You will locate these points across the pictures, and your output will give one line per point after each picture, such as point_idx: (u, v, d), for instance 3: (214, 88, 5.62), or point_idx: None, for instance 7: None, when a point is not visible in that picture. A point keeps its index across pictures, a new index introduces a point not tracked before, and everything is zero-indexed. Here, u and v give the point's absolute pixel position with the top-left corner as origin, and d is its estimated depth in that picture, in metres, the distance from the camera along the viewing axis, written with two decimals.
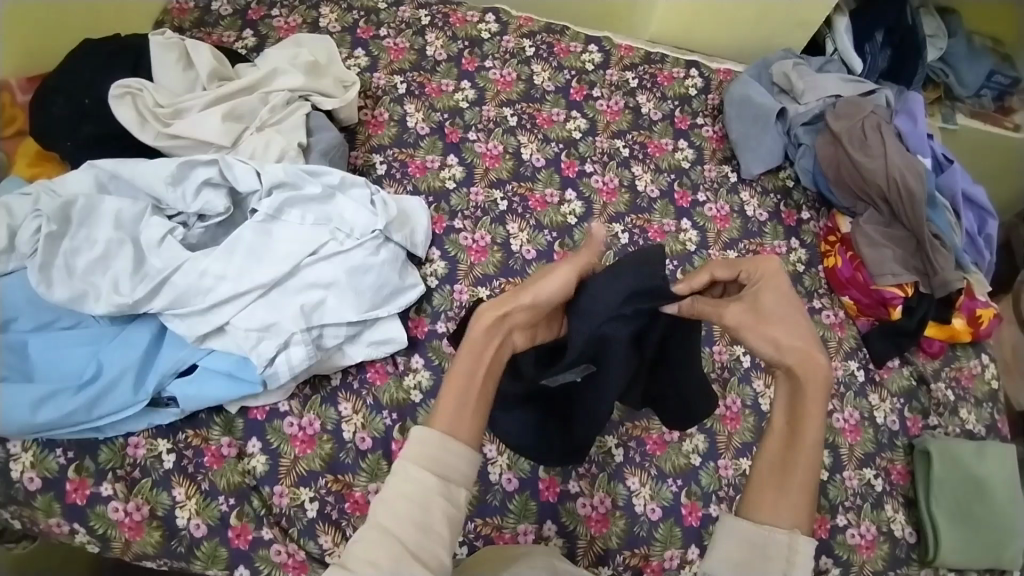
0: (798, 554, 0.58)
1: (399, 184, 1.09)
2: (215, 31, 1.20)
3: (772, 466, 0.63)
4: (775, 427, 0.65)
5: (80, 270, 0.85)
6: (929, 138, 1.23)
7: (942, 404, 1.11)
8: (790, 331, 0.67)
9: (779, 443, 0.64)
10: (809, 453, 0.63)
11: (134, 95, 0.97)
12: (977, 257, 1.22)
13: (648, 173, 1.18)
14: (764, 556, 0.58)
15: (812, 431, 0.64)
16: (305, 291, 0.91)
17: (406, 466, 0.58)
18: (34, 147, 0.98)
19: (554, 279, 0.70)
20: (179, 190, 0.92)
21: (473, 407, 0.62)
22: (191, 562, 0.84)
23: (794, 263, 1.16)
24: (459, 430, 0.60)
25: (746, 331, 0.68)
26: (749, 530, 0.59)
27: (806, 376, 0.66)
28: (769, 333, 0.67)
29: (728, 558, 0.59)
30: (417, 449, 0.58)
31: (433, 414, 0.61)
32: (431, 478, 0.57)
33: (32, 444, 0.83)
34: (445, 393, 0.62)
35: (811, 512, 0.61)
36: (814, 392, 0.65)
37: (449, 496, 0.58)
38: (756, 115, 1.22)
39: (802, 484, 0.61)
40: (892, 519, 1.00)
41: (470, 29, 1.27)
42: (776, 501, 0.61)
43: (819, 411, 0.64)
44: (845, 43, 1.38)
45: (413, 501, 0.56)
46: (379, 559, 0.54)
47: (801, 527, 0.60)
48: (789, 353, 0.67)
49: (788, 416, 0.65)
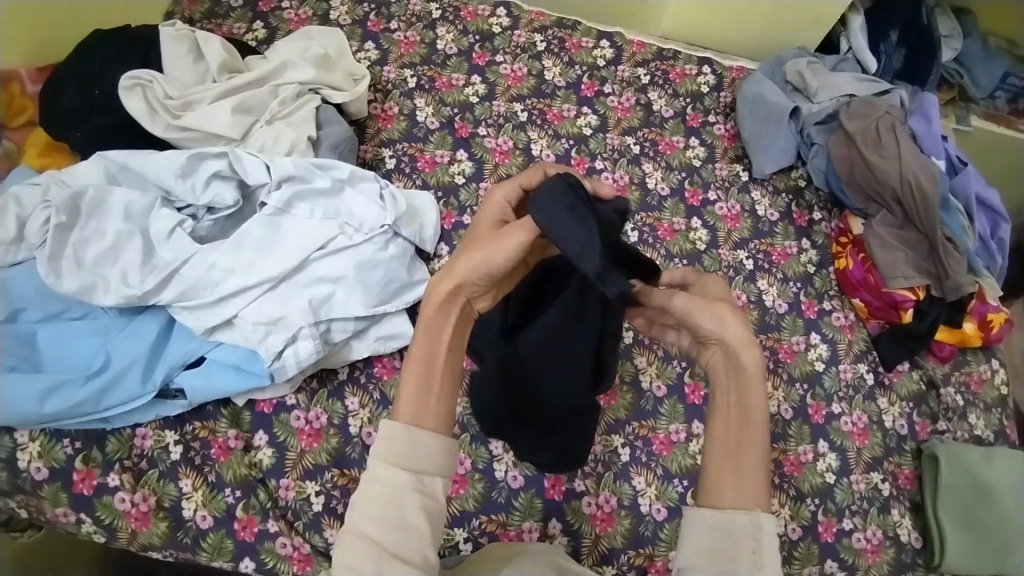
0: (762, 533, 0.58)
1: (409, 178, 1.09)
2: (226, 23, 1.20)
3: (725, 452, 0.62)
4: (727, 411, 0.64)
5: (89, 262, 0.85)
6: (943, 140, 1.21)
7: (952, 408, 1.10)
8: (735, 315, 0.66)
9: (732, 425, 0.63)
10: (761, 434, 0.62)
11: (144, 86, 0.96)
12: (989, 261, 1.20)
13: (659, 170, 1.18)
14: (729, 542, 0.57)
15: (759, 410, 0.63)
16: (314, 286, 0.91)
17: (375, 468, 0.57)
18: (43, 138, 0.98)
19: (500, 244, 0.64)
20: (189, 182, 0.92)
21: (435, 393, 0.61)
22: (197, 553, 0.84)
23: (805, 264, 1.15)
24: (424, 417, 0.59)
25: (693, 310, 0.68)
26: (711, 517, 0.58)
27: (749, 357, 0.64)
28: (715, 310, 0.67)
29: (697, 548, 0.58)
30: (382, 444, 0.57)
31: (394, 404, 0.60)
32: (402, 475, 0.56)
33: (39, 434, 0.83)
34: (406, 376, 0.61)
35: (768, 490, 0.61)
36: (756, 376, 0.64)
37: (423, 488, 0.57)
38: (769, 113, 1.21)
39: (755, 466, 0.61)
40: (898, 524, 1.00)
41: (481, 24, 1.26)
42: (734, 483, 0.60)
43: (763, 395, 0.63)
44: (859, 42, 1.36)
45: (389, 501, 0.55)
46: (357, 562, 0.53)
47: (761, 508, 0.59)
48: (728, 330, 0.65)
49: (738, 399, 0.64)
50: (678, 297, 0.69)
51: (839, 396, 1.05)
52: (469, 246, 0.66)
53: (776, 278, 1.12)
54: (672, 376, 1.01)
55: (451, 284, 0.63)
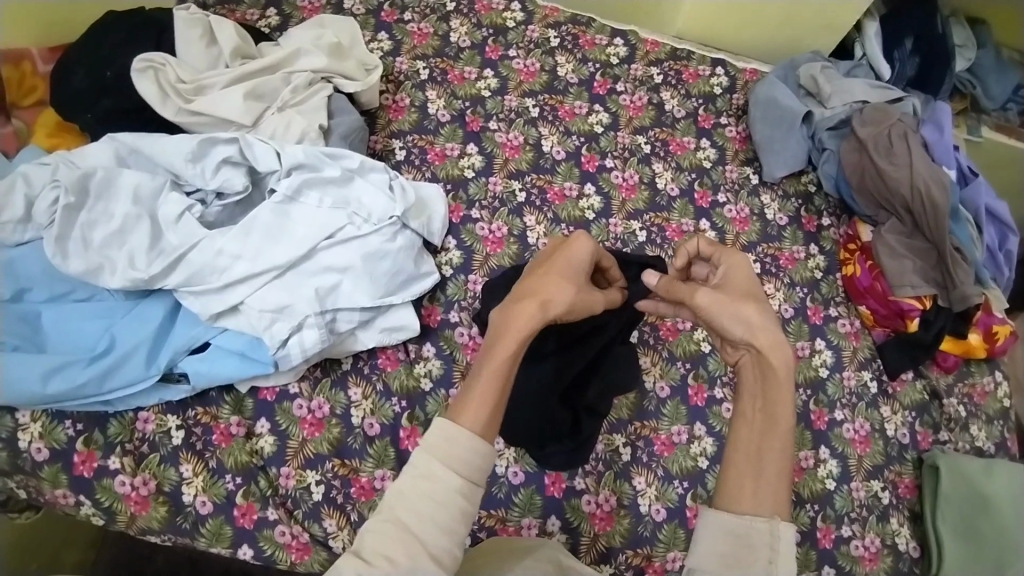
0: (779, 541, 0.58)
1: (418, 171, 1.09)
2: (239, 9, 1.19)
3: (746, 457, 0.63)
4: (750, 417, 0.66)
5: (97, 243, 0.85)
6: (954, 150, 1.21)
7: (954, 419, 1.10)
8: (763, 314, 0.68)
9: (756, 430, 0.64)
10: (783, 441, 0.63)
11: (156, 69, 0.96)
12: (997, 273, 1.20)
13: (669, 171, 1.17)
14: (749, 548, 0.58)
15: (784, 416, 0.64)
16: (320, 275, 0.91)
17: (427, 463, 0.57)
18: (53, 118, 0.97)
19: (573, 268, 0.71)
20: (199, 167, 0.92)
21: (499, 410, 0.62)
22: (196, 539, 0.84)
23: (812, 269, 1.15)
24: (486, 429, 0.60)
25: (718, 312, 0.69)
26: (730, 523, 0.59)
27: (776, 361, 0.66)
28: (743, 313, 0.68)
29: (715, 553, 0.59)
30: (437, 442, 0.58)
31: (459, 407, 0.61)
32: (455, 478, 0.57)
33: (41, 415, 0.83)
34: (480, 385, 0.62)
35: (788, 496, 0.62)
36: (783, 379, 0.65)
37: (470, 495, 0.58)
38: (782, 117, 1.20)
39: (777, 471, 0.62)
40: (897, 533, 1.00)
41: (495, 17, 1.26)
42: (756, 489, 0.61)
43: (789, 399, 0.65)
44: (874, 48, 1.36)
45: (436, 499, 0.56)
46: (395, 555, 0.55)
47: (781, 514, 0.60)
48: (760, 335, 0.67)
49: (762, 404, 0.66)
50: (702, 294, 0.70)
51: (841, 402, 1.05)
52: (557, 276, 0.69)
53: (782, 283, 1.12)
54: (676, 377, 1.01)
55: (542, 315, 0.65)
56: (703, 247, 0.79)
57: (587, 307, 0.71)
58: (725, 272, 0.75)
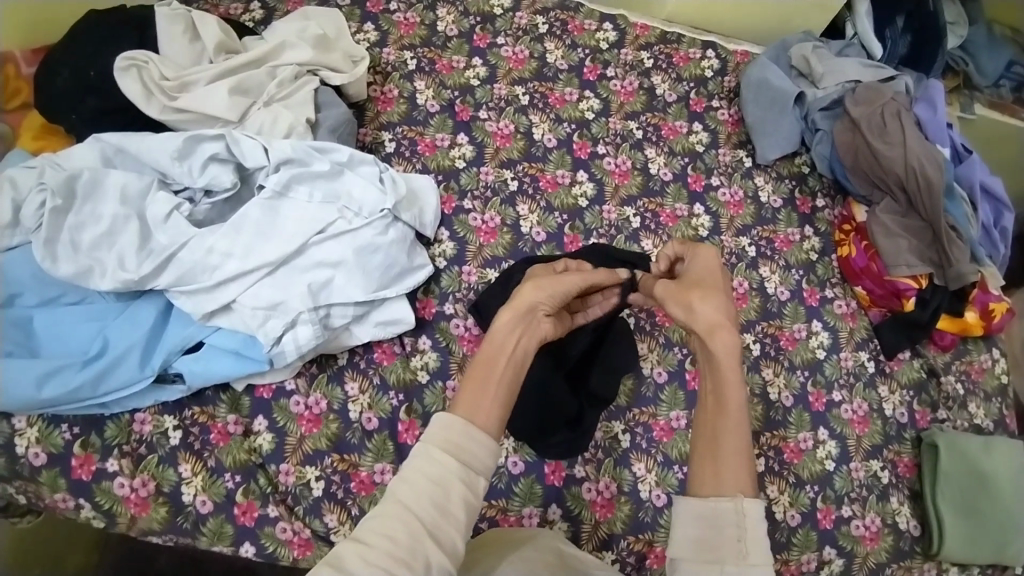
0: (745, 518, 0.58)
1: (408, 162, 1.08)
2: (223, 3, 1.17)
3: (704, 442, 0.63)
4: (703, 401, 0.65)
5: (86, 245, 0.84)
6: (948, 128, 1.20)
7: (952, 397, 1.10)
8: (707, 300, 0.68)
9: (710, 413, 0.64)
10: (738, 419, 0.63)
11: (139, 67, 0.94)
12: (992, 250, 1.19)
13: (662, 156, 1.16)
14: (717, 530, 0.58)
15: (734, 394, 0.64)
16: (312, 270, 0.90)
17: (428, 449, 0.58)
18: (39, 121, 0.96)
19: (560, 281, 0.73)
20: (186, 165, 0.91)
21: (491, 394, 0.62)
22: (197, 538, 0.84)
23: (808, 251, 1.14)
24: (482, 418, 0.60)
25: (670, 300, 0.72)
26: (698, 509, 0.59)
27: (716, 346, 0.66)
28: (687, 300, 0.70)
29: (688, 541, 0.58)
30: (440, 433, 0.58)
31: (455, 401, 0.62)
32: (453, 463, 0.57)
33: (37, 419, 0.82)
34: (466, 377, 0.63)
35: (751, 473, 0.61)
36: (726, 360, 0.65)
37: (469, 482, 0.58)
38: (775, 99, 1.19)
39: (733, 450, 0.61)
40: (897, 511, 1.00)
41: (482, 5, 1.24)
42: (716, 471, 0.61)
43: (737, 376, 0.64)
44: (865, 27, 1.35)
45: (434, 482, 0.56)
46: (396, 533, 0.54)
47: (745, 491, 0.59)
48: (700, 320, 0.67)
49: (711, 387, 0.65)
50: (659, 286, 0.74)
51: (839, 383, 1.05)
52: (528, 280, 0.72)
53: (779, 265, 1.11)
54: (674, 363, 1.01)
55: (515, 310, 0.68)
56: (675, 246, 0.81)
57: (560, 285, 0.72)
58: (689, 264, 0.77)
